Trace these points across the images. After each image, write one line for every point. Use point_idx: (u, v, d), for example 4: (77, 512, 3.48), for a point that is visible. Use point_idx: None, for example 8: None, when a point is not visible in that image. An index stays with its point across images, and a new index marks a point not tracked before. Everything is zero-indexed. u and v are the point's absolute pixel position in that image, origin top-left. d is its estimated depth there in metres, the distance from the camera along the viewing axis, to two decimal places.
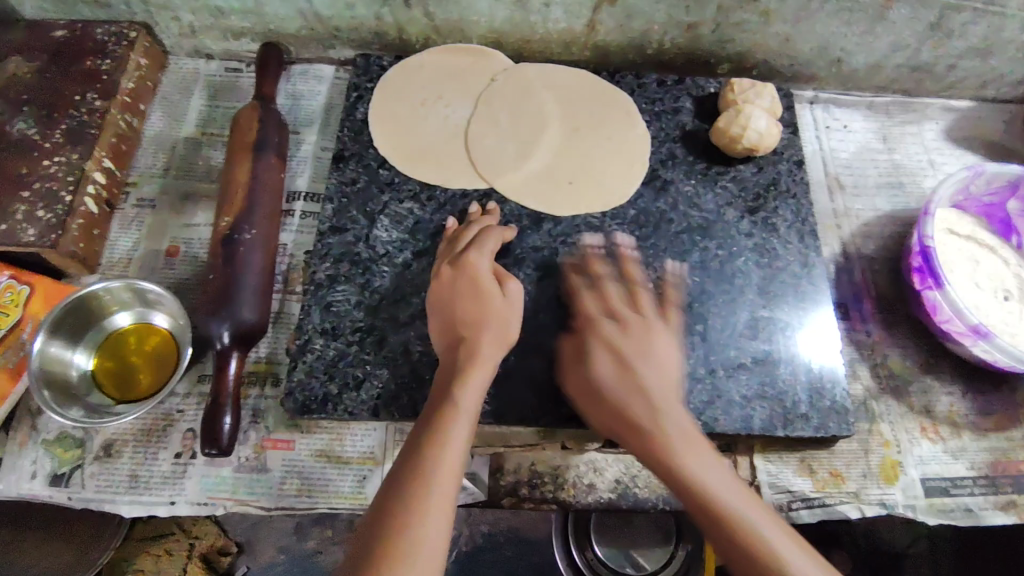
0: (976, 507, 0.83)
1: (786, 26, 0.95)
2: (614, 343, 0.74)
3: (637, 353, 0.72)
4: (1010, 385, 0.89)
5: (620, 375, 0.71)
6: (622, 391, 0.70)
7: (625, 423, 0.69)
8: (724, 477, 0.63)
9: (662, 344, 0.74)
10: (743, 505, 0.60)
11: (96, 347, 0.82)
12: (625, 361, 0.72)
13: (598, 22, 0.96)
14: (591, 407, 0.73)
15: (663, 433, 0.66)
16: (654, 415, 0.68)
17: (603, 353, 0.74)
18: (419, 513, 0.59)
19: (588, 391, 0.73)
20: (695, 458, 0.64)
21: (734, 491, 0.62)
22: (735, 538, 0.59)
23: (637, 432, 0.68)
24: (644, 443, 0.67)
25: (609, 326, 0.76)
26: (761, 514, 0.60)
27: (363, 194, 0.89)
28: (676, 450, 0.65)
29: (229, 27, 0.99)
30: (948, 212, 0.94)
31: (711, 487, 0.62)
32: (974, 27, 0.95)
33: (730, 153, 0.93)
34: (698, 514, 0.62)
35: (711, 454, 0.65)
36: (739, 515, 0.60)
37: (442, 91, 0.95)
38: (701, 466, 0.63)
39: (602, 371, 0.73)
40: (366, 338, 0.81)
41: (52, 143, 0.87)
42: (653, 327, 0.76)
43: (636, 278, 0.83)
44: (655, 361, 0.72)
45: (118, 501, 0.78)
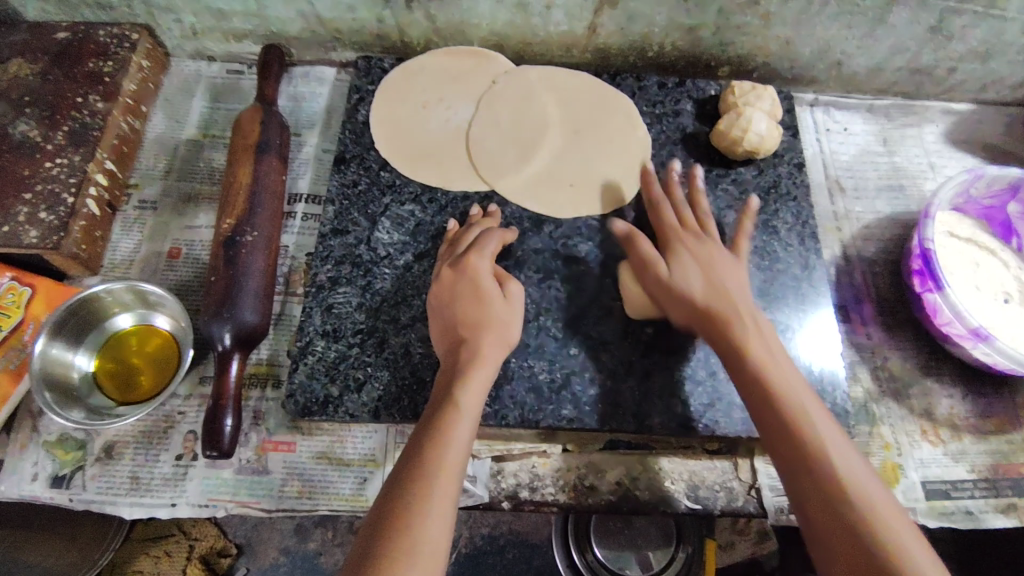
0: (977, 510, 0.83)
1: (787, 29, 0.95)
2: (701, 258, 0.78)
3: (722, 269, 0.77)
4: (1010, 388, 0.89)
5: (707, 278, 0.76)
6: (706, 297, 0.75)
7: (707, 316, 0.74)
8: (797, 384, 0.67)
9: (735, 265, 0.79)
10: (817, 417, 0.64)
11: (98, 349, 0.82)
12: (711, 270, 0.77)
13: (599, 25, 0.96)
14: (670, 301, 0.77)
15: (748, 339, 0.71)
16: (736, 318, 0.72)
17: (690, 259, 0.78)
18: (422, 514, 0.59)
19: (669, 290, 0.78)
20: (776, 366, 0.68)
21: (806, 401, 0.65)
22: (798, 433, 0.62)
23: (720, 329, 0.72)
24: (728, 343, 0.71)
25: (693, 238, 0.81)
26: (833, 434, 0.63)
27: (364, 196, 0.89)
28: (754, 352, 0.69)
29: (231, 29, 1.00)
30: (948, 215, 0.94)
31: (783, 388, 0.66)
32: (975, 31, 0.95)
33: (730, 156, 0.94)
34: (769, 410, 0.65)
35: (789, 367, 0.69)
36: (808, 422, 0.63)
37: (443, 93, 0.95)
38: (831, 436, 0.62)
39: (686, 275, 0.77)
40: (367, 340, 0.81)
41: (54, 144, 0.88)
42: (726, 252, 0.80)
43: (705, 207, 0.85)
44: (733, 276, 0.77)
45: (119, 503, 0.77)
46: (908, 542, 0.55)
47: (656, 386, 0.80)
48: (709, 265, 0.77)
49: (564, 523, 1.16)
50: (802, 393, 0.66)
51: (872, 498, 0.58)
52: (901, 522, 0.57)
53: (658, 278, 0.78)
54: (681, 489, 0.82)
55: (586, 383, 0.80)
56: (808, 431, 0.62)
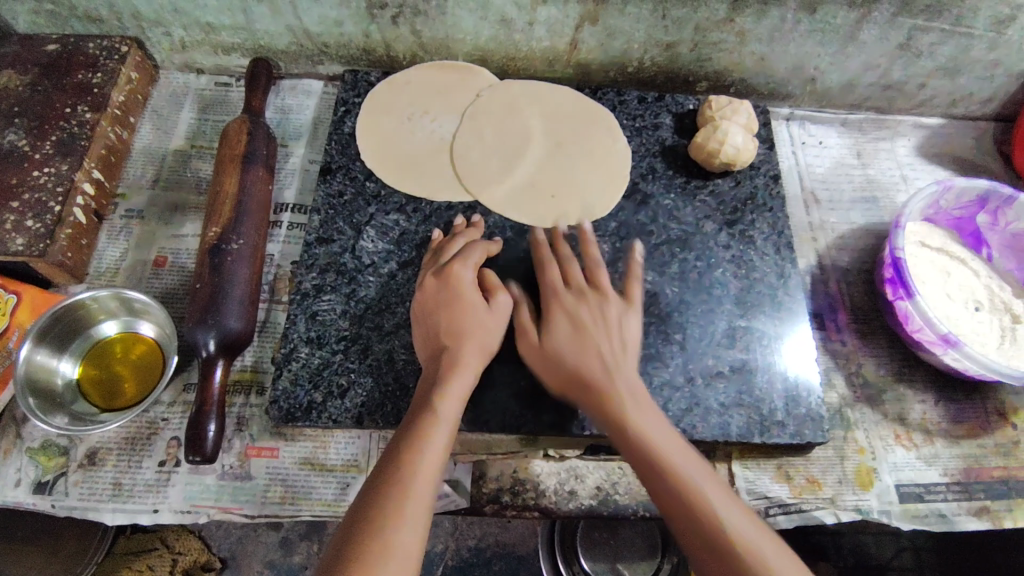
0: (950, 513, 0.85)
1: (762, 46, 0.98)
2: (575, 316, 0.78)
3: (598, 326, 0.78)
4: (981, 394, 0.92)
5: (582, 340, 0.76)
6: (580, 359, 0.75)
7: (593, 395, 0.73)
8: (666, 438, 0.68)
9: (622, 321, 0.79)
10: (683, 462, 0.65)
11: (82, 355, 0.83)
12: (585, 327, 0.77)
13: (580, 41, 0.99)
14: (546, 364, 0.78)
15: (618, 400, 0.71)
16: (605, 378, 0.73)
17: (563, 318, 0.79)
18: (395, 520, 0.60)
19: (546, 354, 0.78)
20: (652, 429, 0.69)
21: (681, 455, 0.66)
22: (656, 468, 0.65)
23: (601, 410, 0.72)
24: (601, 406, 0.72)
25: (571, 296, 0.80)
26: (714, 484, 0.64)
27: (349, 206, 0.91)
28: (626, 411, 0.70)
29: (220, 43, 1.02)
30: (919, 225, 0.97)
31: (659, 452, 0.66)
32: (942, 47, 0.99)
33: (708, 168, 0.96)
34: (648, 481, 0.66)
35: (659, 419, 0.70)
36: (680, 472, 0.64)
37: (428, 106, 0.97)
38: (648, 422, 0.69)
39: (561, 342, 0.77)
40: (351, 346, 0.82)
41: (42, 154, 0.89)
42: (609, 301, 0.81)
43: (595, 258, 0.85)
44: (612, 330, 0.78)
45: (102, 509, 0.78)
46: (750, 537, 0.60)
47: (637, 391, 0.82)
48: (584, 323, 0.78)
49: (551, 535, 1.17)
50: (673, 445, 0.67)
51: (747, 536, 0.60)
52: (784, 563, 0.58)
53: (536, 345, 0.78)
54: None
55: None
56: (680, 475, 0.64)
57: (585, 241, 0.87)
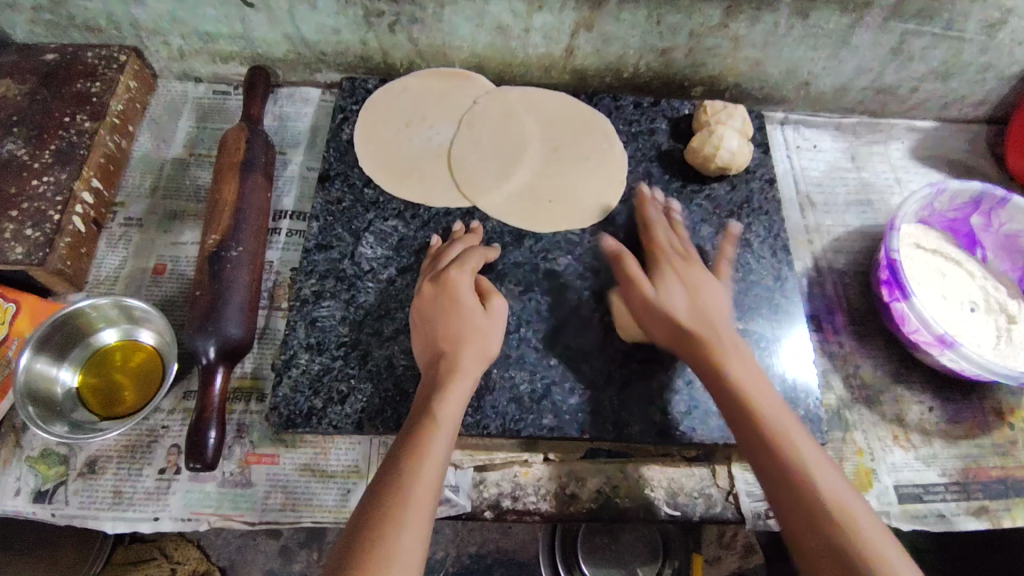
0: (949, 513, 0.85)
1: (756, 51, 0.99)
2: (686, 282, 0.82)
3: (706, 291, 0.81)
4: (978, 393, 0.92)
5: (694, 300, 0.79)
6: (696, 321, 0.77)
7: (719, 381, 0.71)
8: (792, 423, 0.67)
9: (717, 285, 0.83)
10: (808, 455, 0.64)
11: (82, 363, 0.83)
12: (694, 290, 0.81)
13: (576, 48, 1.00)
14: (647, 313, 0.80)
15: (739, 376, 0.71)
16: (741, 369, 0.72)
17: (675, 281, 0.82)
18: (395, 528, 0.60)
19: (653, 310, 0.79)
20: (779, 414, 0.67)
21: (796, 433, 0.66)
22: (772, 449, 0.64)
23: (728, 392, 0.70)
24: (721, 386, 0.71)
25: (681, 262, 0.84)
26: (839, 482, 0.62)
27: (348, 213, 0.91)
28: (748, 390, 0.69)
29: (219, 51, 1.02)
30: (913, 228, 0.98)
31: (783, 434, 0.65)
32: (934, 51, 1.00)
33: (704, 172, 0.97)
34: (766, 458, 0.64)
35: (768, 389, 0.71)
36: (803, 463, 0.63)
37: (426, 113, 0.98)
38: (774, 409, 0.68)
39: (674, 298, 0.79)
40: (351, 353, 0.82)
41: (41, 163, 0.89)
42: (710, 277, 0.83)
43: (685, 237, 0.90)
44: (706, 289, 0.81)
45: (102, 517, 0.77)
46: (892, 560, 0.56)
47: (636, 394, 0.82)
48: (696, 287, 0.81)
49: (553, 541, 1.18)
50: (791, 424, 0.67)
51: (877, 551, 0.56)
52: (876, 530, 0.58)
53: (643, 294, 0.81)
54: (661, 496, 0.83)
55: (567, 393, 0.82)
56: (813, 477, 0.62)
57: (672, 217, 0.92)
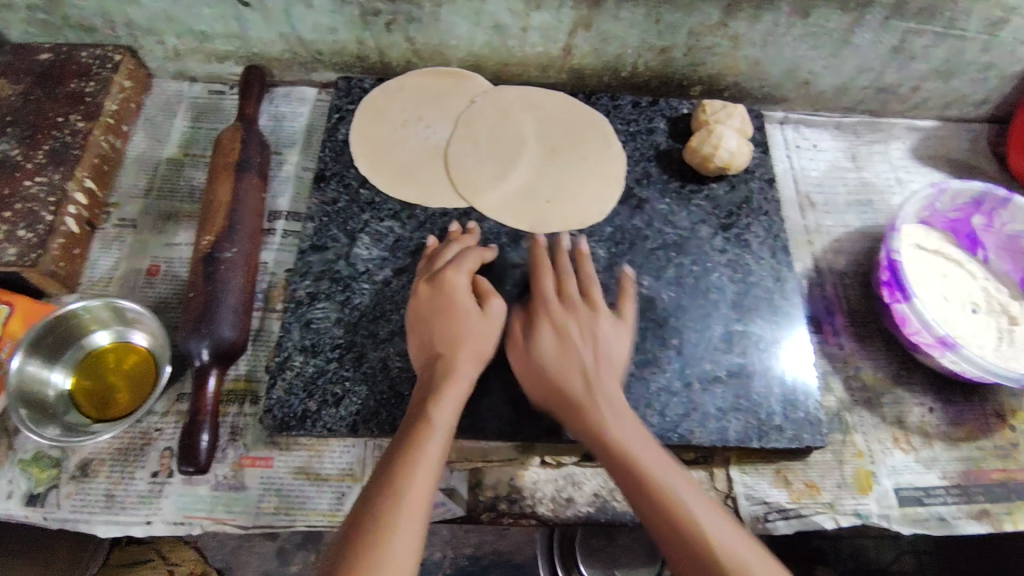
0: (950, 517, 0.84)
1: (755, 50, 0.98)
2: (563, 330, 0.77)
3: (599, 341, 0.77)
4: (979, 396, 0.91)
5: (566, 353, 0.75)
6: (565, 372, 0.74)
7: (608, 455, 0.69)
8: (687, 487, 0.65)
9: (617, 329, 0.79)
10: (695, 507, 0.64)
11: (74, 366, 0.82)
12: (568, 337, 0.76)
13: (574, 47, 0.99)
14: (529, 381, 0.76)
15: (625, 448, 0.69)
16: (624, 440, 0.69)
17: (549, 333, 0.77)
18: (389, 533, 0.60)
19: (528, 369, 0.76)
20: (676, 486, 0.65)
21: (694, 502, 0.64)
22: (665, 508, 0.64)
23: (621, 469, 0.68)
24: (611, 460, 0.69)
25: (562, 309, 0.79)
26: (725, 528, 0.63)
27: (344, 213, 0.91)
28: (631, 450, 0.68)
29: (214, 50, 1.01)
30: (914, 228, 0.97)
31: (684, 510, 0.63)
32: (935, 50, 0.99)
33: (703, 172, 0.96)
34: (656, 524, 0.64)
35: (655, 445, 0.70)
36: (694, 521, 0.62)
37: (422, 112, 0.97)
38: (661, 470, 0.67)
39: (547, 351, 0.76)
40: (346, 354, 0.81)
41: (34, 163, 0.88)
42: (608, 317, 0.80)
43: (588, 273, 0.84)
44: (590, 343, 0.76)
45: (95, 520, 0.77)
46: None
47: (634, 396, 0.81)
48: (577, 338, 0.76)
49: (550, 544, 1.17)
50: (689, 492, 0.65)
51: None
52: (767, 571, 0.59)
53: (520, 353, 0.78)
54: None
55: None
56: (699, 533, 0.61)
57: (581, 271, 0.84)
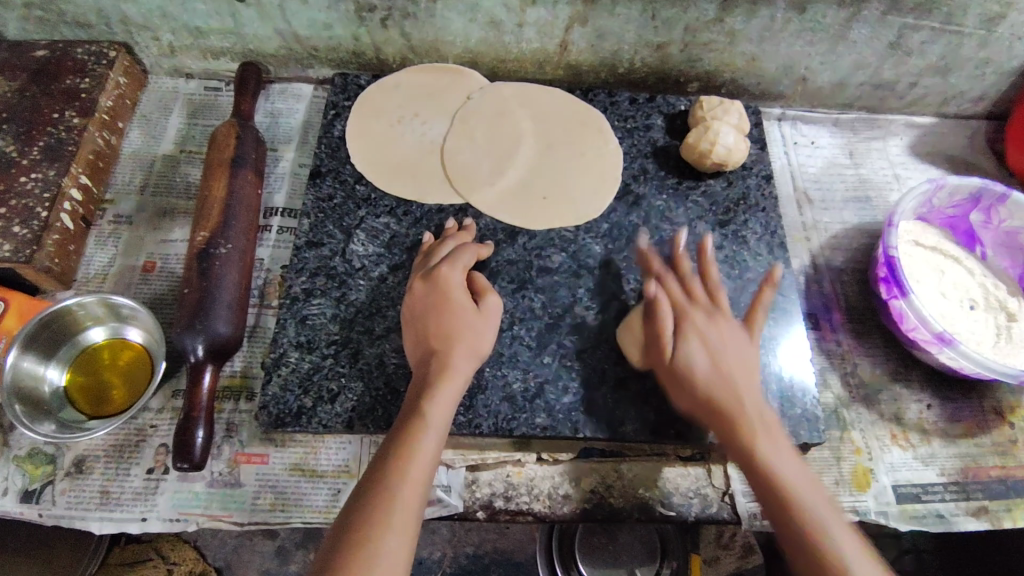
0: (948, 513, 0.84)
1: (752, 45, 0.98)
2: (705, 335, 0.76)
3: (726, 345, 0.75)
4: (977, 392, 0.91)
5: (715, 361, 0.73)
6: (714, 381, 0.72)
7: (716, 408, 0.71)
8: (792, 462, 0.65)
9: (743, 337, 0.77)
10: (805, 488, 0.63)
11: (70, 363, 0.82)
12: (692, 333, 0.76)
13: (570, 43, 0.99)
14: (682, 394, 0.74)
15: (739, 413, 0.69)
16: (739, 404, 0.70)
17: (697, 343, 0.75)
18: (383, 528, 0.60)
19: (679, 379, 0.74)
20: (776, 450, 0.66)
21: (802, 479, 0.64)
22: (779, 496, 0.63)
23: (733, 431, 0.68)
24: (727, 428, 0.69)
25: (703, 315, 0.78)
26: (836, 521, 0.61)
27: (339, 209, 0.90)
28: (754, 430, 0.67)
29: (209, 47, 1.01)
30: (912, 224, 0.97)
31: (787, 483, 0.64)
32: (932, 46, 0.99)
33: (700, 168, 0.96)
34: (773, 513, 0.63)
35: (778, 429, 0.69)
36: (808, 509, 0.62)
37: (419, 108, 0.97)
38: (775, 452, 0.66)
39: (697, 362, 0.74)
40: (341, 350, 0.81)
41: (29, 159, 0.88)
42: (728, 322, 0.78)
43: (715, 278, 0.82)
44: (713, 335, 0.76)
45: (89, 518, 0.76)
46: None
47: (630, 393, 0.81)
48: (717, 347, 0.75)
49: (550, 541, 1.17)
50: (796, 467, 0.65)
51: None
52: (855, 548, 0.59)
53: (666, 363, 0.76)
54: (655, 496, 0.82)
55: (560, 392, 0.81)
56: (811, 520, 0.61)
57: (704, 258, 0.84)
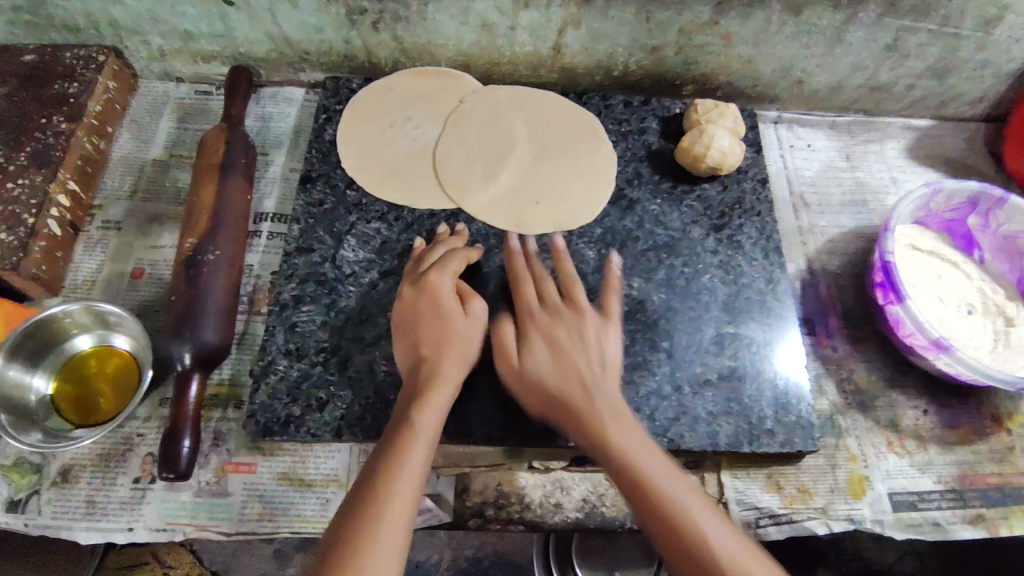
0: (944, 522, 0.83)
1: (747, 48, 0.97)
2: (552, 336, 0.76)
3: (580, 346, 0.75)
4: (975, 398, 0.90)
5: (563, 361, 0.73)
6: (563, 384, 0.72)
7: (615, 472, 0.66)
8: (665, 471, 0.65)
9: (607, 337, 0.77)
10: (681, 496, 0.62)
11: (55, 371, 0.81)
12: (562, 349, 0.74)
13: (564, 45, 0.98)
14: (528, 395, 0.74)
15: (624, 450, 0.66)
16: (610, 422, 0.69)
17: (542, 344, 0.75)
18: (370, 540, 0.59)
19: (525, 384, 0.74)
20: (677, 492, 0.63)
21: (704, 516, 0.61)
22: (670, 522, 0.61)
23: (607, 458, 0.67)
24: (605, 453, 0.67)
25: (545, 314, 0.78)
26: (711, 519, 0.61)
27: (330, 215, 0.90)
28: (621, 441, 0.67)
29: (199, 50, 1.00)
30: (909, 228, 0.96)
31: (692, 521, 0.60)
32: (930, 48, 0.98)
33: (695, 172, 0.95)
34: (665, 539, 0.61)
35: (645, 438, 0.68)
36: (690, 522, 0.60)
37: (411, 112, 0.96)
38: (647, 459, 0.65)
39: (541, 364, 0.74)
40: (330, 358, 0.80)
41: (16, 165, 0.87)
42: (588, 318, 0.78)
43: (570, 274, 0.82)
44: (589, 348, 0.75)
45: (76, 528, 0.76)
46: None
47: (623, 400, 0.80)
48: (565, 339, 0.75)
49: (547, 546, 1.15)
50: (672, 480, 0.64)
51: None
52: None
53: (510, 366, 0.75)
54: None
55: None
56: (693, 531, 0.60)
57: (559, 256, 0.85)
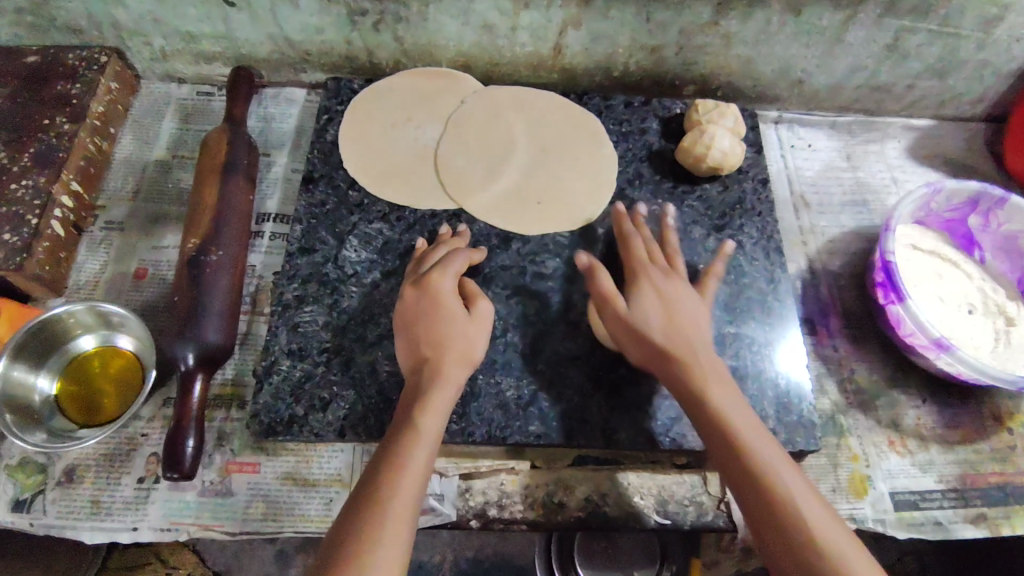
0: (945, 521, 0.83)
1: (747, 48, 0.97)
2: (660, 291, 0.77)
3: (679, 300, 0.77)
4: (976, 397, 0.90)
5: (665, 312, 0.75)
6: (665, 331, 0.74)
7: (720, 434, 0.66)
8: (753, 424, 0.66)
9: (694, 297, 0.78)
10: (772, 457, 0.63)
11: (60, 371, 0.81)
12: (670, 304, 0.76)
13: (564, 46, 0.98)
14: (626, 334, 0.76)
15: (714, 395, 0.68)
16: (708, 372, 0.70)
17: (651, 292, 0.77)
18: (373, 541, 0.59)
19: (629, 326, 0.76)
20: (766, 453, 0.63)
21: (804, 494, 0.60)
22: (751, 467, 0.62)
23: (692, 394, 0.69)
24: (689, 393, 0.69)
25: (659, 272, 0.80)
26: (796, 478, 0.62)
27: (332, 215, 0.90)
28: (708, 387, 0.69)
29: (202, 51, 1.01)
30: (909, 228, 0.96)
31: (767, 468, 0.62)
32: (930, 48, 0.98)
33: (696, 172, 0.95)
34: (732, 472, 0.63)
35: (740, 400, 0.69)
36: (763, 465, 0.62)
37: (412, 113, 0.97)
38: (734, 412, 0.67)
39: (645, 310, 0.76)
40: (333, 358, 0.80)
41: (20, 166, 0.87)
42: (686, 285, 0.79)
43: (672, 244, 0.85)
44: (696, 314, 0.76)
45: (80, 527, 0.76)
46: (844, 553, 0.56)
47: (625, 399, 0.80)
48: (669, 298, 0.77)
49: (549, 544, 1.16)
50: (757, 432, 0.65)
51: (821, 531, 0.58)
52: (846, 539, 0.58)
53: (617, 311, 0.77)
54: (650, 504, 0.81)
55: (553, 400, 0.80)
56: (774, 478, 0.61)
57: (663, 228, 0.88)
